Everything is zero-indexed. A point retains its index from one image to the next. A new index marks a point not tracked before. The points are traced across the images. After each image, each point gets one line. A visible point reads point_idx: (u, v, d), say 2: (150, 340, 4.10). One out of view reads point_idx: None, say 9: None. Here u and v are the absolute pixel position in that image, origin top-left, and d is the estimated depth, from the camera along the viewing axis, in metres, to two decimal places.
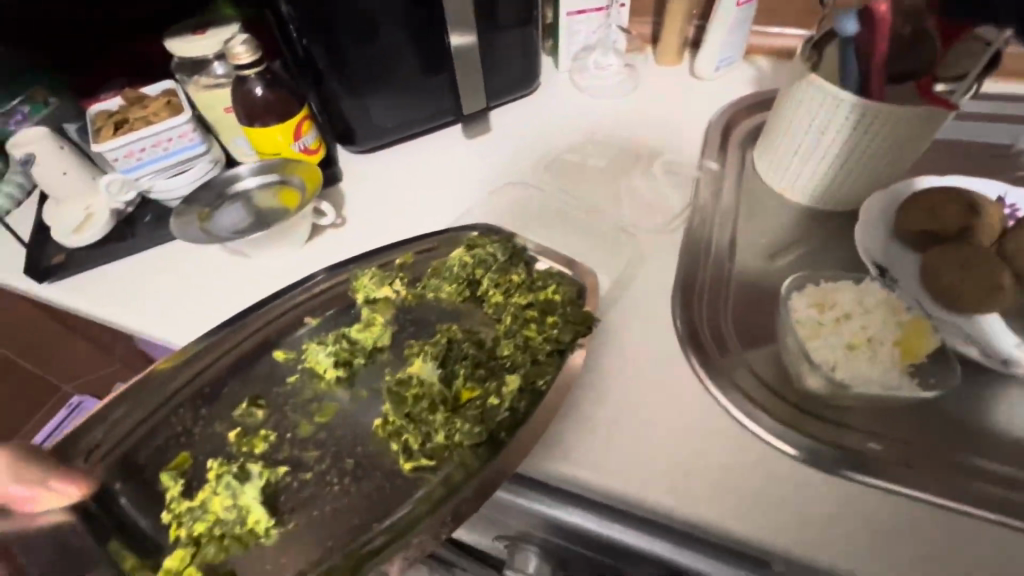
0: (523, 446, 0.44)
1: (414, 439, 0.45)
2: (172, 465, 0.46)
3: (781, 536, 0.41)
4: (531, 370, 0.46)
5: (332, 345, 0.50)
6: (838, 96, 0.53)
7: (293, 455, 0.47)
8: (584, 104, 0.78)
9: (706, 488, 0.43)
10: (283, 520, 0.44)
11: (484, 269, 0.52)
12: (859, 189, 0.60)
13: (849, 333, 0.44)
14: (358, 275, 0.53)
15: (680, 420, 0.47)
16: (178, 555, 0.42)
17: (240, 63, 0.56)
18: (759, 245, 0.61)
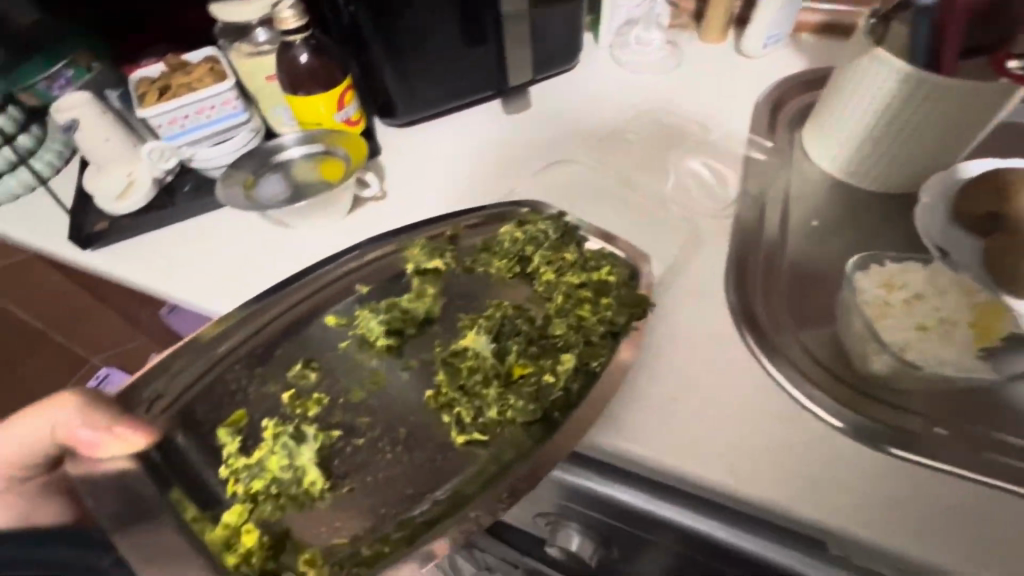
0: (578, 425, 0.43)
1: (467, 412, 0.45)
2: (228, 422, 0.47)
3: (842, 520, 0.40)
4: (585, 351, 0.46)
5: (385, 313, 0.50)
6: (904, 71, 0.51)
7: (346, 421, 0.47)
8: (626, 81, 0.75)
9: (764, 471, 0.42)
10: (338, 484, 0.44)
11: (536, 246, 0.52)
12: (915, 170, 0.58)
13: (920, 315, 0.45)
14: (407, 252, 0.54)
15: (738, 402, 0.45)
16: (237, 510, 0.43)
17: (286, 28, 0.55)
18: (811, 225, 0.60)
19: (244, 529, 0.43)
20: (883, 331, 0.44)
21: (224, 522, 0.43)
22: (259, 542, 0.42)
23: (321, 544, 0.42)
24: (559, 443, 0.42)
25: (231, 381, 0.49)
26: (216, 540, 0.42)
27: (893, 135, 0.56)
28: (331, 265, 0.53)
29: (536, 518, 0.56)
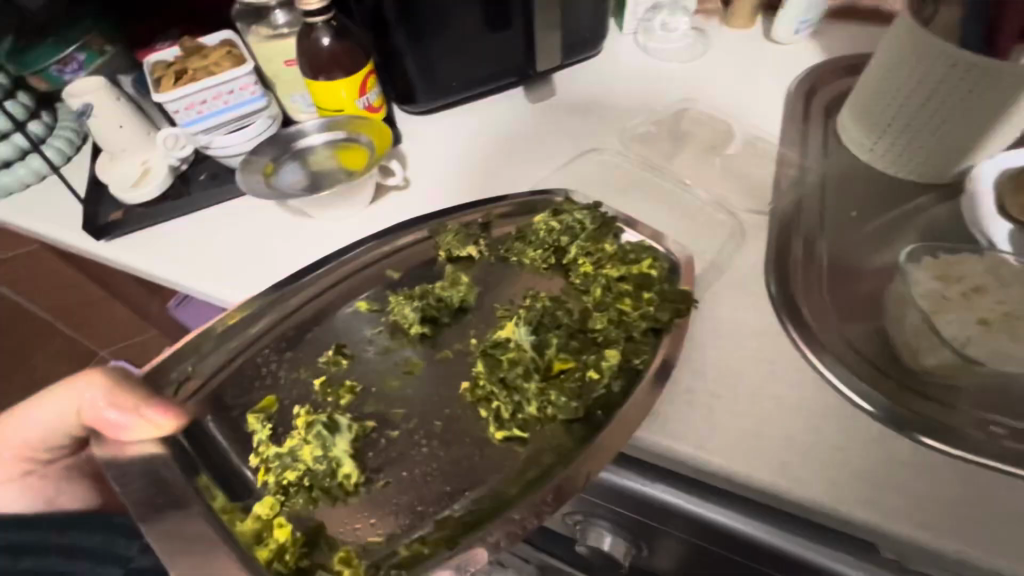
0: (624, 425, 0.41)
1: (505, 408, 0.44)
2: (259, 411, 0.46)
3: (906, 523, 0.38)
4: (628, 348, 0.45)
5: (421, 301, 0.49)
6: (954, 53, 0.50)
7: (379, 411, 0.46)
8: (652, 67, 0.73)
9: (818, 472, 0.40)
10: (371, 479, 0.43)
11: (572, 237, 0.50)
12: (957, 159, 0.56)
13: (981, 309, 0.43)
14: (441, 234, 0.53)
15: (788, 399, 0.44)
16: (269, 501, 0.42)
17: (309, 9, 0.52)
18: (853, 215, 0.58)
19: (275, 522, 0.42)
20: (942, 325, 0.42)
21: (256, 513, 0.42)
22: (291, 536, 0.41)
23: (356, 539, 0.41)
24: (603, 442, 0.41)
25: (261, 368, 0.48)
26: (247, 531, 0.41)
27: (938, 122, 0.54)
28: (363, 254, 0.53)
29: (565, 519, 0.54)
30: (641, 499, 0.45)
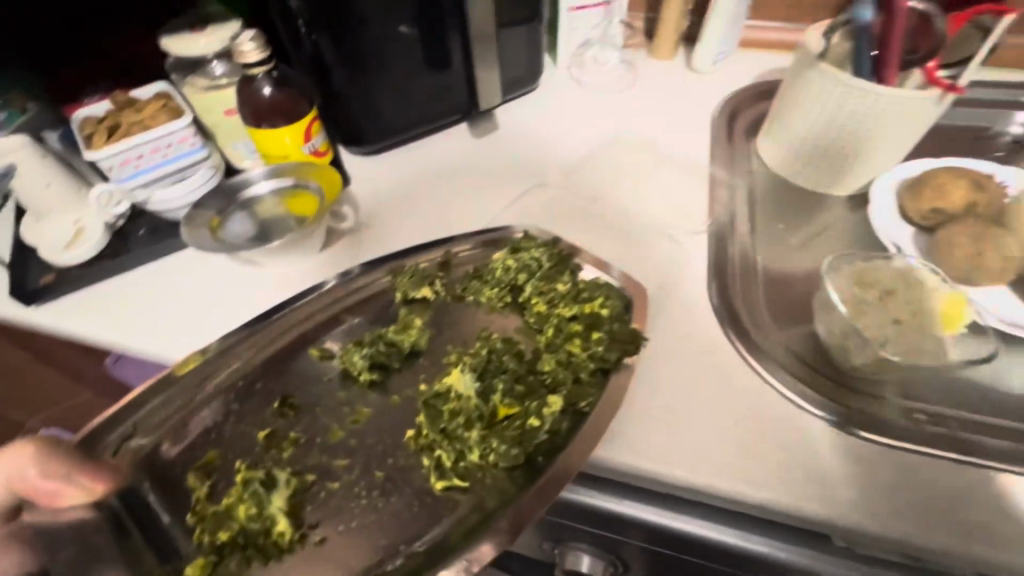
0: (562, 471, 0.42)
1: (447, 456, 0.44)
2: (197, 469, 0.45)
3: (829, 508, 0.42)
4: (573, 392, 0.46)
5: (369, 347, 0.49)
6: (841, 79, 0.56)
7: (322, 463, 0.46)
8: (587, 100, 0.77)
9: (749, 483, 0.43)
10: (307, 535, 0.43)
11: (528, 275, 0.52)
12: (865, 172, 0.62)
13: (896, 309, 0.48)
14: (398, 276, 0.53)
15: (725, 415, 0.47)
16: (202, 563, 0.42)
17: (247, 61, 0.53)
18: (778, 231, 0.63)
19: None
20: (864, 327, 0.47)
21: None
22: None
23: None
24: (544, 486, 0.41)
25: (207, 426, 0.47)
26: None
27: (836, 138, 0.60)
28: (302, 302, 0.51)
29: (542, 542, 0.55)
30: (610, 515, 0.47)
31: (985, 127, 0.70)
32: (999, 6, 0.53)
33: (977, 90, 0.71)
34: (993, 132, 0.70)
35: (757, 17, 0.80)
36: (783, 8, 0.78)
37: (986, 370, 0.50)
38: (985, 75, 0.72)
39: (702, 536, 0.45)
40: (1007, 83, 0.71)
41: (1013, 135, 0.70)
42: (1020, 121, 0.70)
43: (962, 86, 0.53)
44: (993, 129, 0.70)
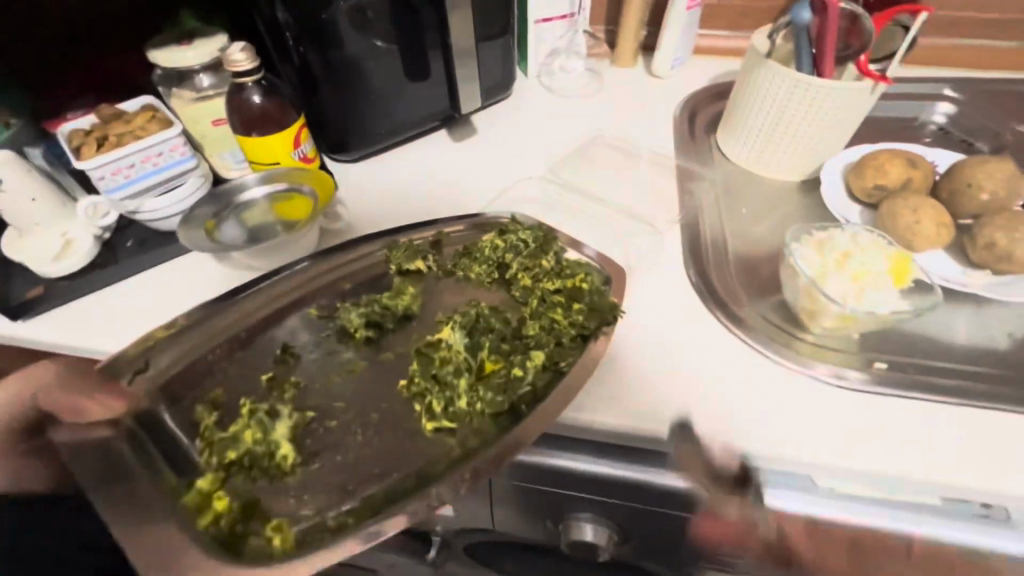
0: (543, 415, 0.45)
1: (438, 402, 0.46)
2: (205, 402, 0.46)
3: (785, 446, 0.47)
4: (557, 352, 0.49)
5: (366, 306, 0.51)
6: (788, 74, 0.62)
7: (321, 403, 0.47)
8: (559, 104, 0.82)
9: (707, 417, 0.48)
10: (310, 461, 0.44)
11: (516, 254, 0.55)
12: (810, 157, 0.68)
13: (853, 270, 0.53)
14: (392, 249, 0.55)
15: (695, 358, 0.52)
16: (210, 478, 0.42)
17: (239, 70, 0.55)
18: (739, 213, 0.69)
19: (216, 495, 0.42)
20: (829, 291, 0.52)
21: (194, 491, 0.42)
22: (228, 512, 0.41)
23: (291, 513, 0.42)
24: (522, 428, 0.44)
25: (211, 391, 0.47)
26: (185, 508, 0.41)
27: (784, 129, 0.66)
28: (295, 294, 0.53)
29: (550, 519, 0.58)
30: (616, 481, 0.51)
31: (912, 117, 0.79)
32: (914, 6, 0.61)
33: (904, 85, 0.79)
34: (919, 122, 0.78)
35: (707, 27, 0.87)
36: (731, 16, 0.85)
37: (929, 323, 0.56)
38: (908, 72, 0.81)
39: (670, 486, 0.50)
40: (929, 78, 0.80)
41: (938, 123, 0.78)
42: (941, 111, 0.78)
43: (889, 78, 0.61)
44: (918, 119, 0.79)
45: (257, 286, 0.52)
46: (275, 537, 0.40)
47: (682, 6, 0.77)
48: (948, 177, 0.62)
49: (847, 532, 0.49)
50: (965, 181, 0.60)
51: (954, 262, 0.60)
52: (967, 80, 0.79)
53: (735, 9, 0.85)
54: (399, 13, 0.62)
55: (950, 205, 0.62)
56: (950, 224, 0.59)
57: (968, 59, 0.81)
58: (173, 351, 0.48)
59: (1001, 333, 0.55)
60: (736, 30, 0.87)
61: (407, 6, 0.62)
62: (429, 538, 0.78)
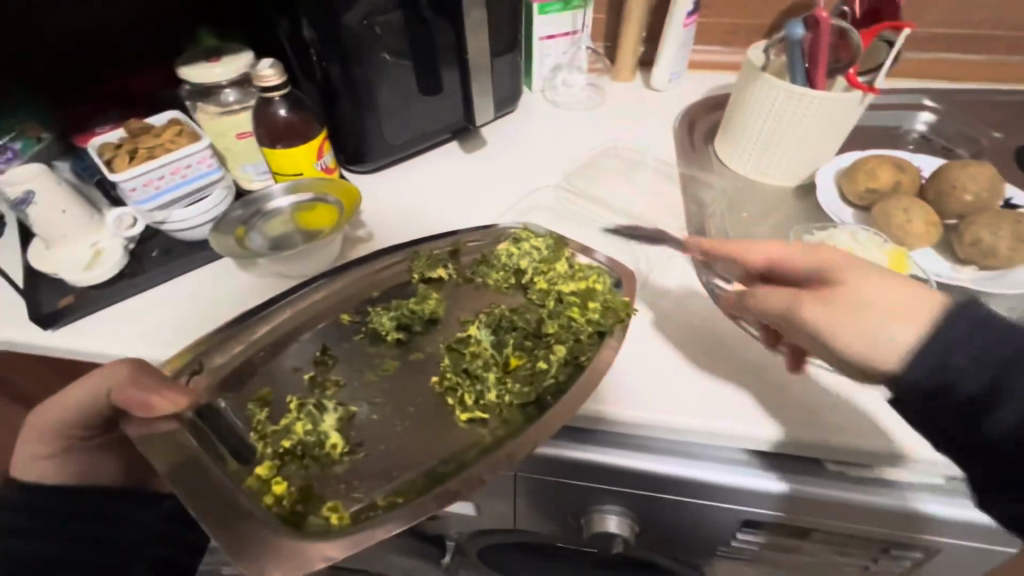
0: (567, 404, 0.46)
1: (469, 394, 0.48)
2: (255, 397, 0.49)
3: (793, 430, 0.50)
4: (576, 348, 0.51)
5: (396, 309, 0.54)
6: (780, 85, 0.66)
7: (358, 398, 0.50)
8: (563, 116, 0.85)
9: (722, 408, 0.51)
10: (356, 450, 0.47)
11: (530, 259, 0.57)
12: (806, 163, 0.72)
13: None
14: (414, 259, 0.58)
15: (706, 356, 0.55)
16: (267, 464, 0.44)
17: (267, 84, 0.57)
18: (741, 217, 0.72)
19: (273, 481, 0.44)
20: None
21: (255, 475, 0.44)
22: (287, 494, 0.43)
23: (343, 496, 0.44)
24: (547, 417, 0.45)
25: (260, 387, 0.50)
26: (249, 489, 0.43)
27: (779, 136, 0.70)
28: (324, 299, 0.55)
29: (574, 514, 0.61)
30: (638, 473, 0.54)
31: (895, 126, 0.84)
32: (897, 23, 0.66)
33: (887, 96, 0.85)
34: (902, 130, 0.84)
35: (700, 43, 0.92)
36: (722, 34, 0.90)
37: None
38: (890, 84, 0.86)
39: (686, 476, 0.53)
40: (910, 90, 0.85)
41: (919, 131, 0.83)
42: (923, 120, 0.84)
43: (877, 87, 0.65)
44: (901, 127, 0.84)
45: (276, 300, 0.54)
46: (333, 515, 0.42)
47: (679, 23, 0.82)
48: (934, 180, 0.66)
49: (856, 512, 0.52)
50: (951, 183, 0.64)
51: (944, 259, 0.64)
52: (944, 90, 0.85)
53: (726, 27, 0.90)
54: (416, 31, 0.66)
55: (937, 206, 0.66)
56: (939, 224, 0.64)
57: (944, 72, 0.86)
58: (212, 357, 0.50)
59: None
60: (728, 46, 0.92)
61: (424, 24, 0.65)
62: (443, 545, 0.78)
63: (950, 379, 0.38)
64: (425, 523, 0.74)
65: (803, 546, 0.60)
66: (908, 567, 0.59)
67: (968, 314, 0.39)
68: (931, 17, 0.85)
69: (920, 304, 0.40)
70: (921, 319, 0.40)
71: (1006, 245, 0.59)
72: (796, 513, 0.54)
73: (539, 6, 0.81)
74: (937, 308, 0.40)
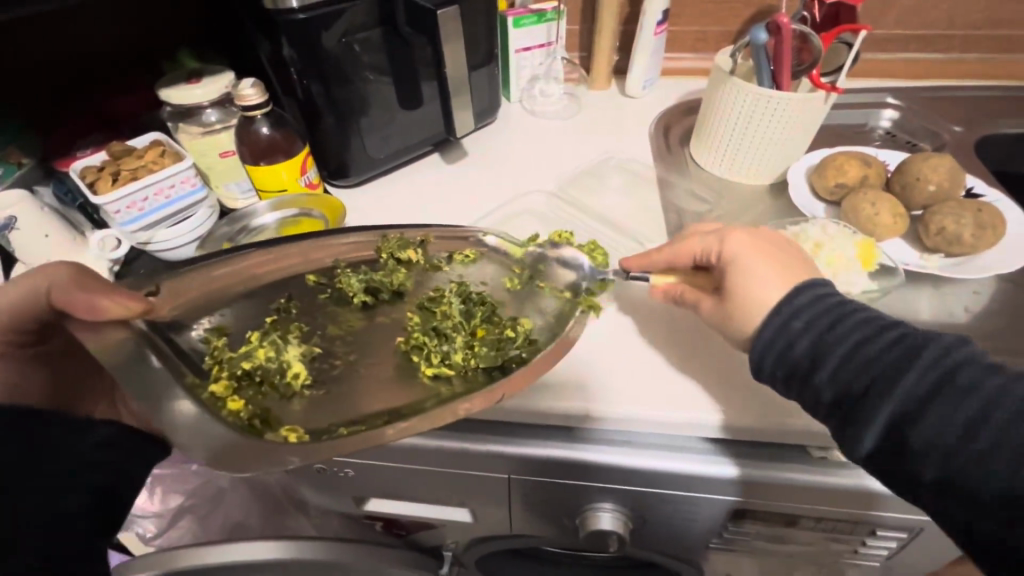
0: (531, 369, 0.45)
1: (436, 350, 0.49)
2: (211, 329, 0.49)
3: (750, 416, 0.52)
4: (541, 335, 0.50)
5: (366, 273, 0.54)
6: (749, 88, 0.69)
7: (323, 345, 0.51)
8: (543, 125, 0.87)
9: (687, 388, 0.54)
10: (316, 385, 0.49)
11: (497, 256, 0.58)
12: (779, 162, 0.75)
13: (825, 257, 0.59)
14: (384, 239, 0.56)
15: (687, 343, 0.57)
16: (224, 384, 0.45)
17: (248, 104, 0.58)
18: (719, 215, 0.74)
19: (230, 399, 0.45)
20: None
21: (210, 390, 0.45)
22: (246, 411, 0.45)
23: (299, 422, 0.45)
24: (496, 386, 0.43)
25: (219, 319, 0.50)
26: (203, 403, 0.44)
27: (751, 136, 0.73)
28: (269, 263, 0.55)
29: (569, 514, 0.61)
30: (626, 469, 0.54)
31: (862, 124, 0.88)
32: (855, 26, 0.68)
33: (853, 95, 0.88)
34: (868, 127, 0.87)
35: (673, 51, 0.95)
36: (692, 41, 0.94)
37: (896, 302, 0.62)
38: (854, 84, 0.90)
39: (672, 468, 0.54)
40: (875, 89, 0.89)
41: (884, 128, 0.87)
42: (888, 117, 0.87)
43: (840, 87, 0.68)
44: (867, 125, 0.87)
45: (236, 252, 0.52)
46: (290, 434, 0.43)
47: (649, 32, 0.84)
48: (899, 173, 0.69)
49: (836, 496, 0.54)
50: (914, 176, 0.67)
51: (910, 248, 0.67)
52: (906, 89, 0.88)
53: (696, 34, 0.93)
54: (394, 46, 0.67)
55: (902, 198, 0.69)
56: (905, 214, 0.66)
57: (904, 71, 0.91)
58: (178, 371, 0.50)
59: (960, 308, 0.62)
60: (699, 52, 0.95)
61: (403, 40, 0.67)
62: (440, 556, 0.78)
63: (786, 341, 0.44)
64: (420, 532, 0.74)
65: (794, 535, 0.62)
66: (892, 549, 0.61)
67: (812, 291, 0.45)
68: (887, 21, 0.89)
69: (773, 289, 0.46)
70: (757, 312, 0.47)
71: (969, 232, 0.62)
72: (784, 499, 0.55)
73: (514, 20, 0.84)
74: (787, 292, 0.46)
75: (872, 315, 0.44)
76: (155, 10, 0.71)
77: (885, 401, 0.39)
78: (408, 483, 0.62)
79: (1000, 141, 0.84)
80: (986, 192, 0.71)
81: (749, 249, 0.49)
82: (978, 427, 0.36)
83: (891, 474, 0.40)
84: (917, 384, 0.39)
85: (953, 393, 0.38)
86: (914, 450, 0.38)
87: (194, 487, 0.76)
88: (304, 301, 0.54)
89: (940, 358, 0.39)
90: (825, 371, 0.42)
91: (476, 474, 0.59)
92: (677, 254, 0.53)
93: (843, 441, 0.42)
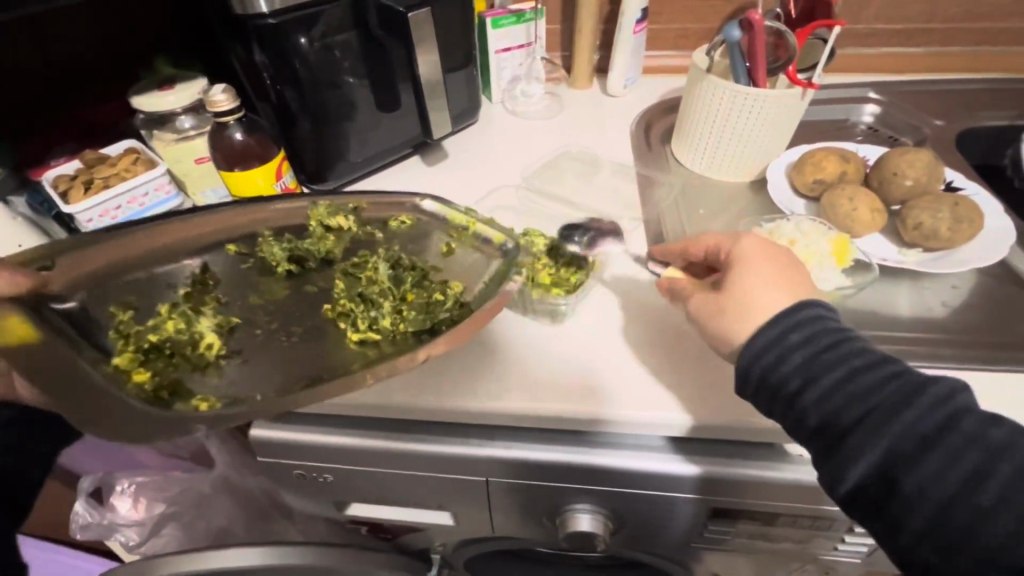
0: (461, 329, 0.44)
1: (363, 314, 0.49)
2: (117, 302, 0.49)
3: (699, 411, 0.52)
4: (473, 299, 0.50)
5: (290, 242, 0.54)
6: (725, 84, 0.69)
7: (244, 313, 0.52)
8: (522, 126, 0.87)
9: (644, 374, 0.55)
10: (232, 355, 0.49)
11: (433, 223, 0.56)
12: (761, 155, 0.74)
13: (801, 252, 0.58)
14: (314, 206, 0.56)
15: (662, 339, 0.58)
16: (129, 357, 0.46)
17: (220, 109, 0.57)
18: (699, 213, 0.74)
19: (134, 371, 0.45)
20: None
21: (114, 363, 0.46)
22: (152, 383, 0.45)
23: (213, 392, 0.46)
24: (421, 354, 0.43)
25: (124, 293, 0.50)
26: (106, 377, 0.45)
27: (732, 131, 0.72)
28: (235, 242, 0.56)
29: (549, 514, 0.61)
30: (602, 471, 0.54)
31: (843, 119, 0.87)
32: (829, 22, 0.68)
33: (834, 90, 0.88)
34: (849, 122, 0.87)
35: (654, 49, 0.95)
36: (673, 39, 0.94)
37: (873, 297, 0.62)
38: (835, 80, 0.89)
39: (648, 470, 0.53)
40: (856, 84, 0.89)
41: (866, 123, 0.87)
42: (869, 112, 0.87)
43: (816, 83, 0.68)
44: (849, 120, 0.87)
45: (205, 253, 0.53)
46: (201, 404, 0.44)
47: (629, 31, 0.84)
48: (876, 168, 0.69)
49: (813, 493, 0.54)
50: (891, 170, 0.67)
51: (889, 243, 0.67)
52: (887, 83, 0.88)
53: (677, 32, 0.93)
54: (369, 49, 0.67)
55: (880, 193, 0.69)
56: (882, 210, 0.66)
57: (885, 66, 0.91)
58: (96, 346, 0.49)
59: (938, 302, 0.62)
60: (680, 49, 0.94)
61: (376, 43, 0.67)
62: (428, 559, 0.77)
63: (777, 355, 0.44)
64: (406, 534, 0.73)
65: (776, 531, 0.62)
66: (873, 543, 0.61)
67: (811, 313, 0.45)
68: (868, 14, 0.89)
69: (771, 298, 0.46)
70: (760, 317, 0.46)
71: (946, 226, 0.61)
72: (762, 498, 0.55)
73: (492, 21, 0.84)
74: (791, 304, 0.46)
75: (867, 346, 0.43)
76: (126, 17, 0.71)
77: (881, 437, 0.39)
78: (390, 486, 0.62)
79: (981, 133, 0.84)
80: (965, 186, 0.71)
81: (756, 254, 0.50)
82: (978, 480, 0.37)
83: (876, 508, 0.40)
84: (913, 425, 0.39)
85: (950, 441, 0.38)
86: (904, 493, 0.38)
87: (174, 495, 0.76)
88: (225, 271, 0.54)
89: (939, 403, 0.39)
90: (815, 394, 0.42)
91: (459, 476, 0.59)
92: (694, 245, 0.55)
93: (829, 469, 0.41)
